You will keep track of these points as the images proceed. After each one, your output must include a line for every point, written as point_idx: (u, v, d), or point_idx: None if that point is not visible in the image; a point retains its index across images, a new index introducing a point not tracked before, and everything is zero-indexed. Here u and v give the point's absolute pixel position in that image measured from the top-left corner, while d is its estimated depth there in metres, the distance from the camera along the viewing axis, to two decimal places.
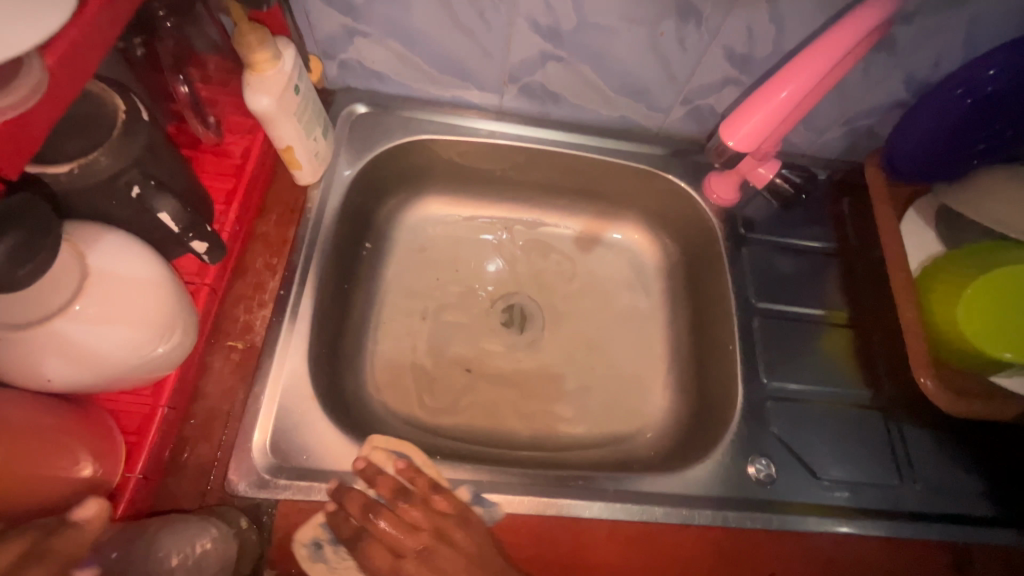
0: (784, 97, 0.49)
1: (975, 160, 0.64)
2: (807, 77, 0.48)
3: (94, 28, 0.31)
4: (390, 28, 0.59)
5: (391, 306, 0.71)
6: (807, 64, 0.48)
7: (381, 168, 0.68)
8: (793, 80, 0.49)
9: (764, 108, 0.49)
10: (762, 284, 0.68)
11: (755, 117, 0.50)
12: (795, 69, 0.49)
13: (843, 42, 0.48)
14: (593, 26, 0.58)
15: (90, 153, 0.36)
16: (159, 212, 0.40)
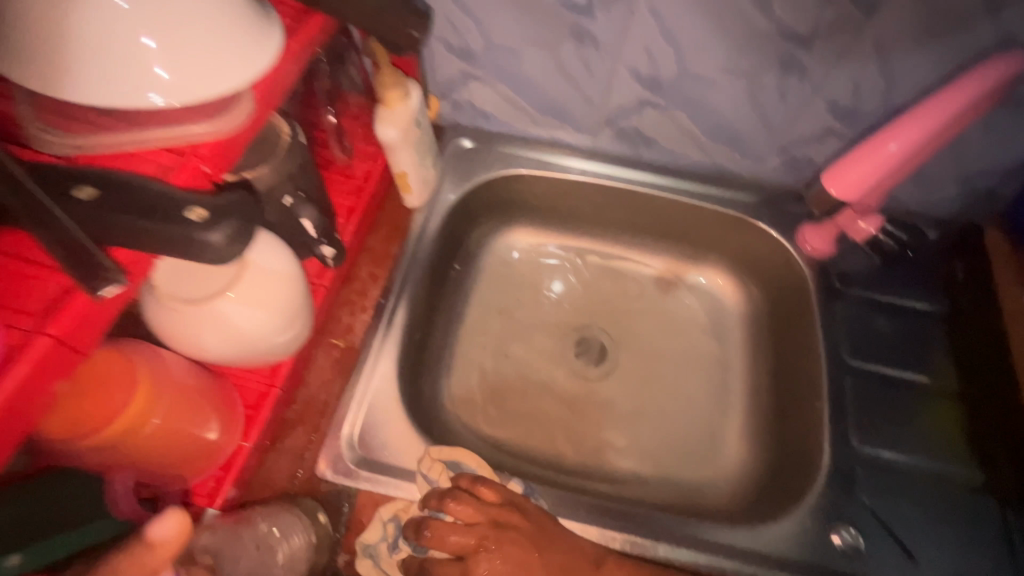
0: (894, 148, 0.56)
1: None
2: (915, 133, 0.55)
3: (285, 70, 0.37)
4: (502, 73, 0.66)
5: (472, 325, 0.75)
6: (918, 121, 0.55)
7: (478, 197, 0.74)
8: (903, 135, 0.56)
9: (871, 159, 0.57)
10: (857, 342, 0.64)
11: (860, 166, 0.57)
12: (905, 125, 0.56)
13: (957, 102, 0.53)
14: (694, 76, 0.60)
15: (260, 165, 0.43)
16: (302, 219, 0.47)
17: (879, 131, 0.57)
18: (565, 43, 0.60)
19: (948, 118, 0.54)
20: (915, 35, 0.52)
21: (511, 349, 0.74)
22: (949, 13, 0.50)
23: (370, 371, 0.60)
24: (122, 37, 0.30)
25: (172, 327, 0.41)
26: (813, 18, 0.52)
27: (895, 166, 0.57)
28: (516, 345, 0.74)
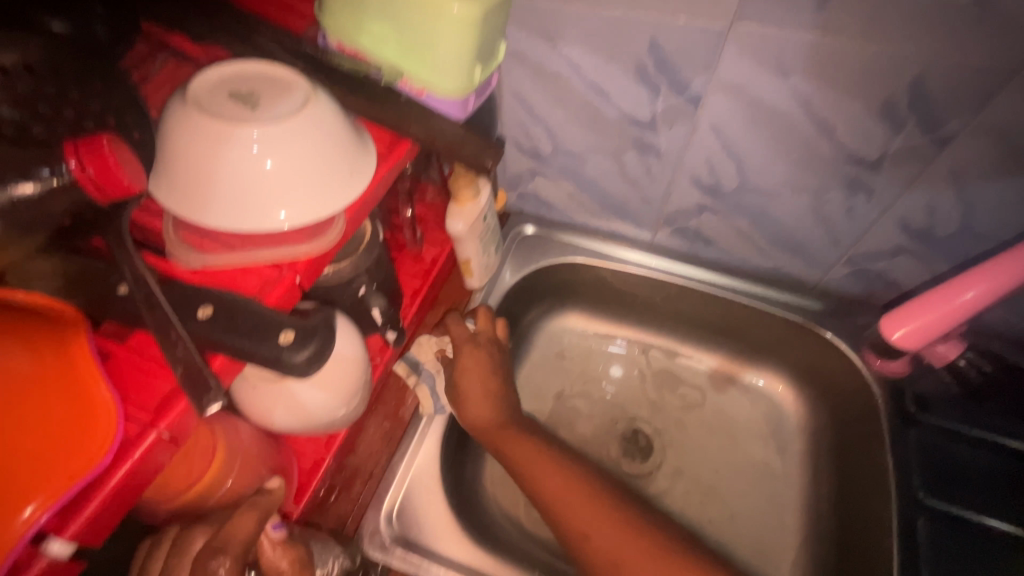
0: (966, 299, 0.52)
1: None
2: (998, 284, 0.50)
3: (374, 190, 0.42)
4: (567, 173, 0.71)
5: (518, 405, 0.76)
6: (996, 273, 0.50)
7: (536, 281, 0.78)
8: (982, 282, 0.51)
9: (938, 309, 0.53)
10: (934, 477, 0.57)
11: (922, 317, 0.54)
12: (984, 273, 0.51)
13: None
14: (755, 189, 0.61)
15: (339, 262, 0.48)
16: (372, 307, 0.53)
17: (949, 281, 0.53)
18: (628, 152, 0.63)
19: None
20: (997, 167, 0.50)
21: (555, 437, 0.74)
22: None
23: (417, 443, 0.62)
24: (244, 165, 0.34)
25: (250, 402, 0.46)
26: (882, 146, 0.52)
27: (967, 315, 0.53)
28: (561, 430, 0.75)
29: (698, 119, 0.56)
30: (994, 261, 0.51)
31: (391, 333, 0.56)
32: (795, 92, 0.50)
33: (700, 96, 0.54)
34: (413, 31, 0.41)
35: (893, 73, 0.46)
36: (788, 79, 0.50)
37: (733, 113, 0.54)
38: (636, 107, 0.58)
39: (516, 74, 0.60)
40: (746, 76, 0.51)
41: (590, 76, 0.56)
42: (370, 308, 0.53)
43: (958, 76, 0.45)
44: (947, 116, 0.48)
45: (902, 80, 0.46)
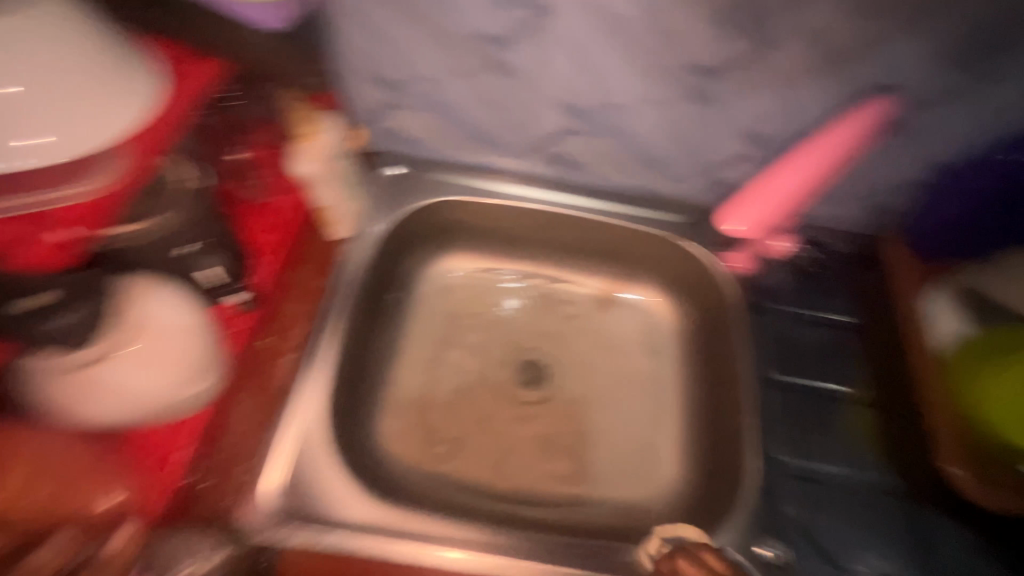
0: (784, 187, 0.66)
1: (1002, 244, 0.62)
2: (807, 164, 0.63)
3: None
4: (430, 101, 0.66)
5: (410, 356, 0.74)
6: (806, 163, 0.64)
7: (411, 225, 0.73)
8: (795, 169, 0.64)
9: (758, 197, 0.69)
10: (780, 354, 0.67)
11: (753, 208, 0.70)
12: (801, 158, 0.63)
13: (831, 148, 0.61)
14: (615, 105, 0.62)
15: (156, 222, 0.47)
16: (202, 268, 0.50)
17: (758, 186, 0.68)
18: (484, 74, 0.61)
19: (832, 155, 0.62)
20: (813, 67, 0.55)
21: (451, 381, 0.73)
22: (839, 49, 0.53)
23: (298, 407, 0.58)
24: None
25: (63, 393, 0.42)
26: (717, 53, 0.54)
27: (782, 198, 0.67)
28: (456, 373, 0.74)
29: (548, 32, 0.55)
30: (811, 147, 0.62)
31: (240, 295, 0.54)
32: None
33: (546, 5, 0.53)
34: None
35: None
36: None
37: (579, 23, 0.54)
38: (485, 20, 0.55)
39: None
40: None
41: None
42: (195, 271, 0.50)
43: None
44: (769, 18, 0.51)
45: None
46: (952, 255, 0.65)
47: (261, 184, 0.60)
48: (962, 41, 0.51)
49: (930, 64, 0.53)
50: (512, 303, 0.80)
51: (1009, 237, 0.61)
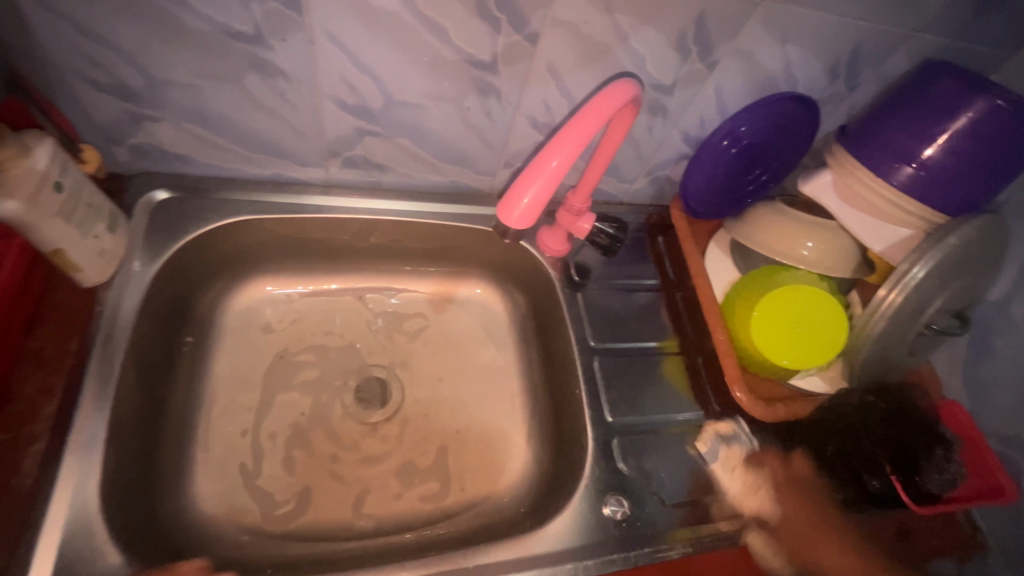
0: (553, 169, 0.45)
1: (769, 183, 0.79)
2: (575, 144, 0.45)
3: None
4: (185, 113, 0.56)
5: (223, 404, 0.66)
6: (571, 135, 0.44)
7: (193, 256, 0.65)
8: (561, 147, 0.45)
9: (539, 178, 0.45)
10: (598, 325, 0.74)
11: (526, 196, 0.46)
12: (565, 135, 0.45)
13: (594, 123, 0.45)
14: (402, 104, 0.59)
15: None
16: None
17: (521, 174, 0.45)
18: (245, 73, 0.53)
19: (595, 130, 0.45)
20: (577, 61, 0.57)
21: (282, 421, 0.67)
22: (597, 42, 0.56)
23: (61, 499, 0.49)
24: None
25: None
26: (491, 46, 0.54)
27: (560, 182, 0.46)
28: (287, 415, 0.68)
29: (309, 26, 0.50)
30: (570, 122, 0.44)
31: None
32: None
33: None
34: None
35: None
36: None
37: (342, 16, 0.49)
38: (227, 12, 0.47)
39: None
40: None
41: None
42: None
43: None
44: (528, 13, 0.52)
45: None
46: (717, 212, 0.79)
47: None
48: (694, 33, 0.57)
49: (674, 56, 0.59)
50: (343, 319, 0.75)
51: (771, 177, 0.78)
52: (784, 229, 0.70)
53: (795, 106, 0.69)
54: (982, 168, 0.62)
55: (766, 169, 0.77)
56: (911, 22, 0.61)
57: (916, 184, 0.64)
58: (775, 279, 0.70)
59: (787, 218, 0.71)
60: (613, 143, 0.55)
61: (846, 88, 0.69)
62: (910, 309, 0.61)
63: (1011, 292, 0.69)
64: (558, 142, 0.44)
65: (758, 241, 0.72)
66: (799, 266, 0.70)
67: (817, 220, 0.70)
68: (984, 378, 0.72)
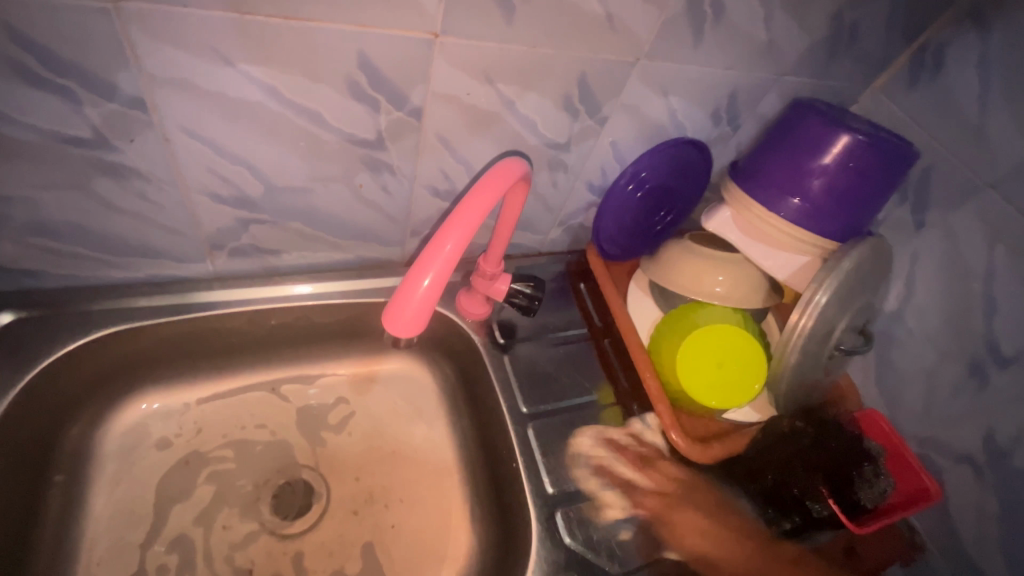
0: (450, 251, 0.41)
1: (673, 224, 0.81)
2: (469, 227, 0.42)
3: None
4: (23, 228, 0.49)
5: (107, 549, 0.57)
6: (464, 215, 0.42)
7: (56, 383, 0.57)
8: (455, 230, 0.41)
9: (433, 263, 0.41)
10: (530, 386, 0.71)
11: (424, 282, 0.40)
12: (456, 219, 0.42)
13: (486, 202, 0.43)
14: (284, 189, 0.55)
15: None
16: None
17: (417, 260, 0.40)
18: (93, 178, 0.47)
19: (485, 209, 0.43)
20: (466, 129, 0.56)
21: (180, 554, 0.58)
22: (483, 112, 0.55)
23: None
24: None
25: None
26: (373, 126, 0.52)
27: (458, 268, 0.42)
28: (189, 554, 0.59)
29: (163, 125, 0.45)
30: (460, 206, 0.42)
31: None
32: (255, 81, 0.44)
33: (140, 95, 0.42)
34: None
35: (337, 55, 0.44)
36: (234, 66, 0.42)
37: (199, 110, 0.45)
38: (57, 119, 0.42)
39: None
40: (178, 63, 0.41)
41: None
42: None
43: (393, 51, 0.46)
44: (407, 90, 0.50)
45: (350, 60, 0.45)
46: (628, 252, 0.81)
47: None
48: (579, 95, 0.58)
49: (564, 117, 0.59)
50: (251, 420, 0.68)
51: (674, 218, 0.80)
52: (695, 268, 0.71)
53: (688, 148, 0.71)
54: (854, 195, 0.66)
55: (671, 209, 0.79)
56: (775, 68, 0.65)
57: (804, 215, 0.67)
58: (695, 315, 0.70)
59: (696, 256, 0.72)
60: (512, 217, 0.54)
61: (730, 128, 0.72)
62: (819, 334, 0.63)
63: (902, 301, 0.74)
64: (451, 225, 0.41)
65: (673, 280, 0.73)
66: (716, 300, 0.70)
67: (723, 254, 0.72)
68: (895, 384, 0.76)
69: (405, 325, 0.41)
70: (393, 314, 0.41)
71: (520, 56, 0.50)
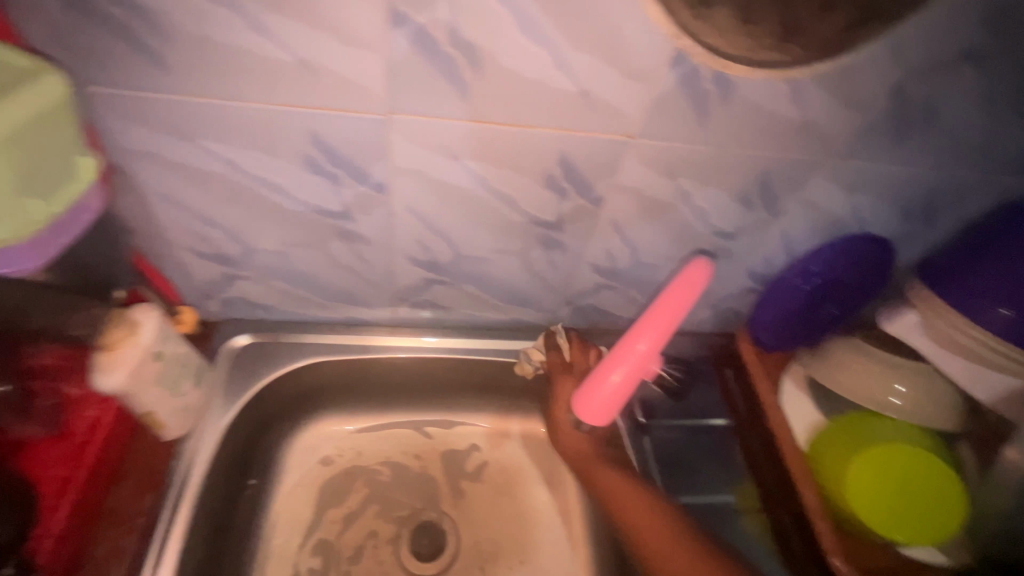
0: (641, 351, 0.52)
1: (838, 318, 0.74)
2: (659, 330, 0.51)
3: None
4: (272, 272, 0.61)
5: (275, 551, 0.64)
6: (656, 320, 0.51)
7: (267, 399, 0.67)
8: (648, 333, 0.52)
9: (626, 361, 0.52)
10: (668, 476, 0.70)
11: (613, 376, 0.53)
12: (648, 323, 0.52)
13: (677, 309, 0.51)
14: (469, 258, 0.62)
15: None
16: None
17: (601, 361, 0.54)
18: (330, 240, 0.57)
19: (682, 311, 0.51)
20: (639, 216, 0.59)
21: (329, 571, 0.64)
22: (660, 201, 0.57)
23: None
24: None
25: None
26: (556, 210, 0.57)
27: (649, 364, 0.53)
28: (331, 562, 0.65)
29: (391, 203, 0.54)
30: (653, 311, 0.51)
31: None
32: (473, 173, 0.51)
33: (385, 182, 0.51)
34: None
35: (542, 151, 0.50)
36: (460, 161, 0.50)
37: (422, 194, 0.53)
38: (320, 198, 0.52)
39: (157, 175, 0.48)
40: (420, 160, 0.49)
41: (255, 171, 0.49)
42: None
43: (590, 149, 0.50)
44: (593, 180, 0.54)
45: (551, 157, 0.51)
46: (787, 345, 0.74)
47: (48, 412, 0.49)
48: (758, 190, 0.58)
49: (738, 208, 0.60)
50: (399, 458, 0.74)
51: (842, 312, 0.73)
52: (868, 372, 0.65)
53: (870, 246, 0.65)
54: None
55: (839, 304, 0.72)
56: (989, 170, 0.59)
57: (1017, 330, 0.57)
58: (864, 428, 0.64)
59: (870, 359, 0.65)
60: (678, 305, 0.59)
61: (922, 226, 0.66)
62: None
63: None
64: (645, 329, 0.51)
65: (838, 381, 0.66)
66: (892, 413, 0.64)
67: (904, 361, 0.64)
68: None
69: (593, 409, 0.55)
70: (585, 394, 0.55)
71: (708, 154, 0.52)
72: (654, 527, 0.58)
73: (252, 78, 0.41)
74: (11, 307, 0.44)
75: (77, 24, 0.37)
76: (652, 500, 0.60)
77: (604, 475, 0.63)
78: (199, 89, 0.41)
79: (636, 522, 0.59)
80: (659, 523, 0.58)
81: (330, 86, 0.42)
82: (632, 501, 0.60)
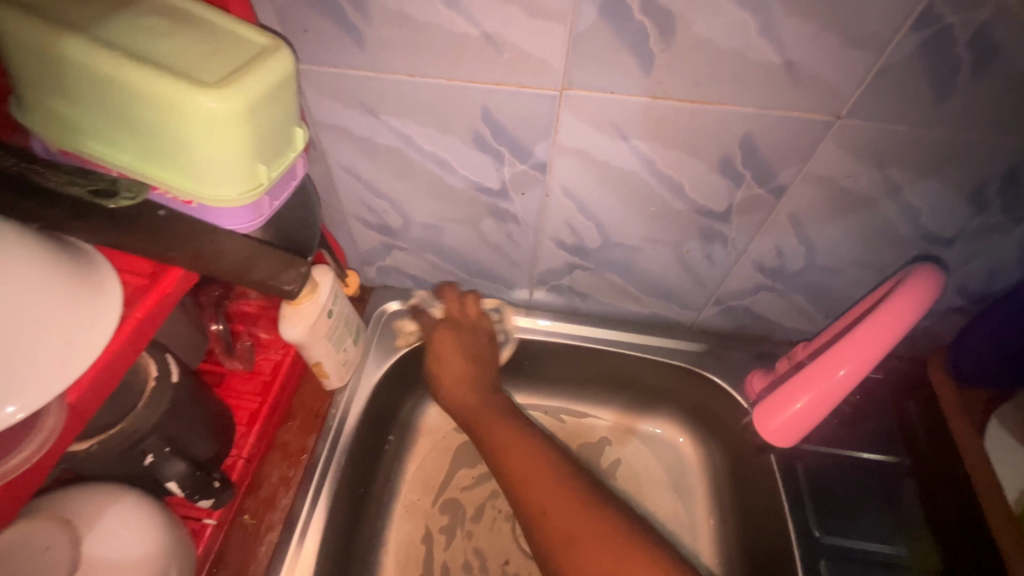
0: (839, 377, 0.48)
1: None
2: (861, 358, 0.47)
3: (112, 356, 0.33)
4: (425, 246, 0.64)
5: (407, 505, 0.68)
6: (859, 346, 0.47)
7: (412, 361, 0.70)
8: (849, 358, 0.47)
9: (815, 387, 0.49)
10: (821, 510, 0.60)
11: (797, 403, 0.51)
12: (847, 348, 0.47)
13: (890, 331, 0.45)
14: (617, 245, 0.59)
15: (129, 416, 0.41)
16: (167, 479, 0.44)
17: (785, 385, 0.52)
18: (483, 218, 0.58)
19: (889, 341, 0.46)
20: (827, 212, 0.51)
21: (455, 535, 0.66)
22: (859, 196, 0.49)
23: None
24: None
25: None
26: (726, 199, 0.51)
27: (845, 392, 0.49)
28: (455, 526, 0.67)
29: (548, 184, 0.52)
30: (854, 334, 0.47)
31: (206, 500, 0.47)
32: (640, 154, 0.48)
33: (546, 161, 0.50)
34: (151, 135, 0.31)
35: (724, 132, 0.45)
36: (629, 140, 0.47)
37: (582, 174, 0.51)
38: (481, 175, 0.52)
39: (341, 147, 0.52)
40: (585, 139, 0.47)
41: (426, 146, 0.50)
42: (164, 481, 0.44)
43: (781, 131, 0.44)
44: (778, 168, 0.47)
45: (732, 139, 0.45)
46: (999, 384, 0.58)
47: (244, 349, 0.57)
48: (998, 186, 0.46)
49: (965, 209, 0.48)
50: None
51: None
52: None
53: None
54: None
55: None
56: None
57: None
58: None
59: None
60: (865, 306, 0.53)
61: None
62: None
63: None
64: (845, 354, 0.47)
65: None
66: None
67: None
68: None
69: (769, 432, 0.54)
70: (762, 416, 0.54)
71: (937, 140, 0.43)
72: (543, 471, 0.54)
73: (436, 52, 0.42)
74: (235, 265, 0.37)
75: (297, 4, 0.40)
76: (537, 446, 0.56)
77: (500, 421, 0.59)
78: (387, 65, 0.43)
79: (518, 462, 0.55)
80: (545, 468, 0.54)
81: (509, 59, 0.42)
82: (523, 445, 0.56)
